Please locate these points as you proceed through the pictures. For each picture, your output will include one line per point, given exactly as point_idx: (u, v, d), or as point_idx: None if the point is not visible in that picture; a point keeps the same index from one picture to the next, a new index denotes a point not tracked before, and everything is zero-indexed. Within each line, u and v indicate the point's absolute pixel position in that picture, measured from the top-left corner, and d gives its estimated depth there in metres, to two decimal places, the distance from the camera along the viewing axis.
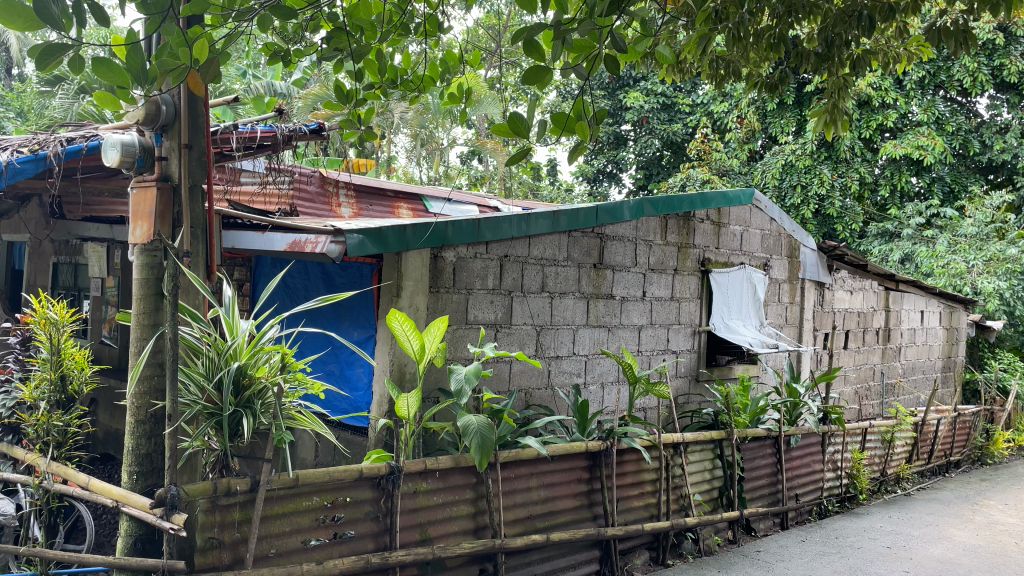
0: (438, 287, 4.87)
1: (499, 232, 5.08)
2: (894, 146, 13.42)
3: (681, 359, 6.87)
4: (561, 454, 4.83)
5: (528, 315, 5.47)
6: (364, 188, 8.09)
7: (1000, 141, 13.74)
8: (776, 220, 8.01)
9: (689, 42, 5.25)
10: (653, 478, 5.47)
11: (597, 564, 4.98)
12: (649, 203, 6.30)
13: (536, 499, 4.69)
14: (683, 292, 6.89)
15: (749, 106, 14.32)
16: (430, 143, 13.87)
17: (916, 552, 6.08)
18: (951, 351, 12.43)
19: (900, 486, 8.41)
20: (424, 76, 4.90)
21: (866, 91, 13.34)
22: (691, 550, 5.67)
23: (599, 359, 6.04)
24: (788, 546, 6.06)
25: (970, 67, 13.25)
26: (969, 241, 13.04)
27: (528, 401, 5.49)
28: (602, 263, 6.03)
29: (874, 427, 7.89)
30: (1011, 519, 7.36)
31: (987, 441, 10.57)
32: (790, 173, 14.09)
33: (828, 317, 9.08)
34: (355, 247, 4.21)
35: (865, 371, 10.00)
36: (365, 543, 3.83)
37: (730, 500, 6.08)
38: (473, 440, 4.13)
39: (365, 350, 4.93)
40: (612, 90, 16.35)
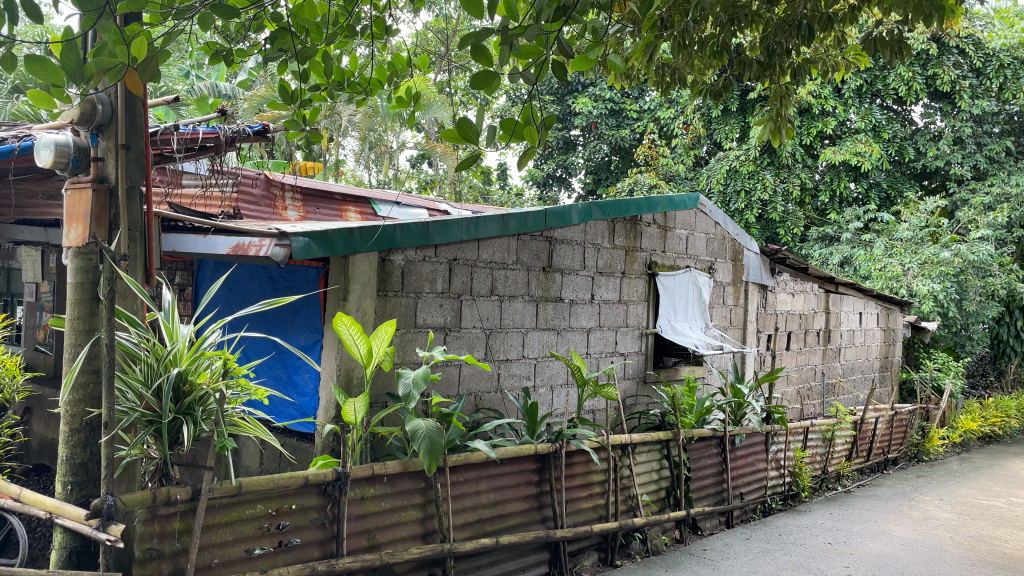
0: (386, 291, 4.84)
1: (447, 235, 5.07)
2: (833, 152, 13.82)
3: (629, 361, 6.95)
4: (510, 457, 4.84)
5: (477, 319, 5.47)
6: (310, 191, 7.99)
7: (932, 149, 14.27)
8: (720, 224, 8.16)
9: (636, 48, 5.32)
10: (601, 480, 5.51)
11: (546, 566, 5.00)
12: (597, 207, 6.35)
13: (485, 503, 4.67)
14: (630, 295, 6.97)
15: (695, 112, 14.61)
16: (378, 146, 13.80)
17: (856, 548, 6.24)
18: (887, 351, 12.75)
19: (840, 483, 8.64)
20: (371, 78, 4.84)
21: (807, 99, 13.76)
22: (639, 551, 5.74)
23: (548, 361, 6.07)
24: (733, 544, 6.16)
25: (904, 77, 13.76)
26: (904, 244, 13.45)
27: (478, 405, 5.49)
28: (551, 266, 6.06)
29: (815, 426, 8.09)
30: (946, 513, 7.62)
31: (923, 438, 10.92)
32: (735, 178, 14.40)
33: (771, 318, 9.29)
34: (300, 251, 4.16)
35: (807, 372, 10.25)
36: (310, 551, 3.76)
37: (677, 500, 6.16)
38: (422, 444, 4.10)
39: (311, 355, 4.86)
40: (560, 95, 16.51)
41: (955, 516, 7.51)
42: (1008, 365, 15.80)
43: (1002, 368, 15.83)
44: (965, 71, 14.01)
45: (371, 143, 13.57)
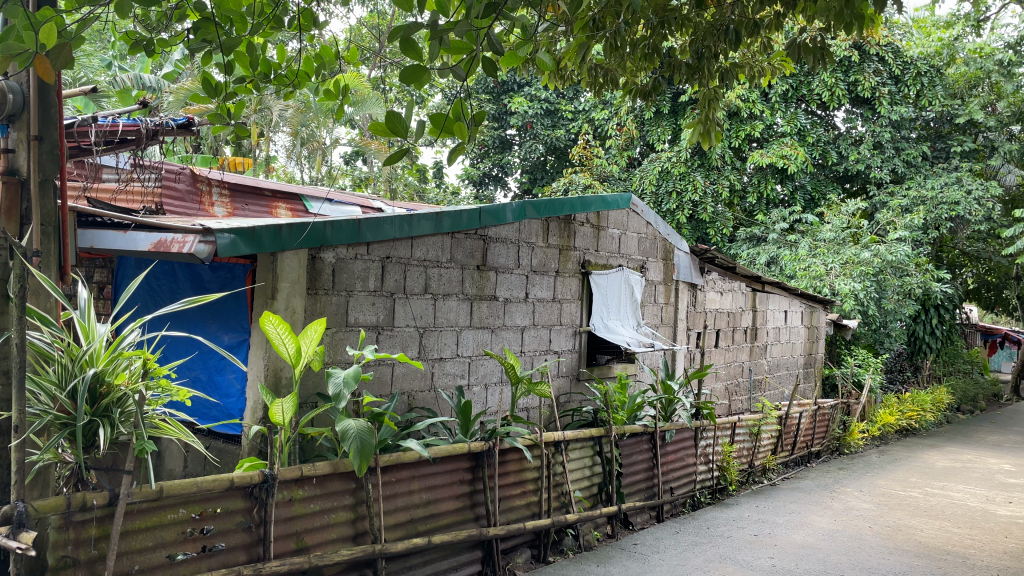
0: (316, 288, 4.76)
1: (380, 232, 5.02)
2: (761, 155, 14.20)
3: (563, 359, 7.00)
4: (443, 456, 4.82)
5: (410, 317, 5.42)
6: (238, 186, 7.79)
7: (853, 153, 14.82)
8: (651, 223, 8.28)
9: (569, 48, 5.36)
10: (534, 477, 5.54)
11: (479, 565, 4.99)
12: (531, 206, 6.38)
13: (417, 503, 4.64)
14: (564, 294, 7.03)
15: (628, 114, 14.84)
16: (310, 142, 13.58)
17: (780, 539, 6.44)
18: (811, 348, 13.15)
19: (766, 477, 8.88)
20: (299, 70, 4.80)
21: (735, 103, 14.14)
22: (572, 546, 5.78)
23: (482, 360, 6.07)
24: (663, 538, 6.28)
25: (827, 83, 14.31)
26: (827, 245, 13.92)
27: (411, 404, 5.46)
28: (485, 264, 6.05)
29: (742, 421, 8.31)
30: (865, 504, 7.92)
31: (844, 432, 11.34)
32: (666, 180, 14.68)
33: (700, 317, 9.49)
34: (226, 248, 4.05)
35: (734, 369, 10.51)
36: (236, 555, 3.68)
37: (609, 496, 6.24)
38: (352, 444, 4.05)
39: (237, 355, 4.73)
40: (496, 95, 16.55)
41: (873, 507, 7.82)
42: (923, 361, 16.52)
43: (917, 364, 16.54)
44: (885, 78, 14.61)
45: (303, 138, 13.34)
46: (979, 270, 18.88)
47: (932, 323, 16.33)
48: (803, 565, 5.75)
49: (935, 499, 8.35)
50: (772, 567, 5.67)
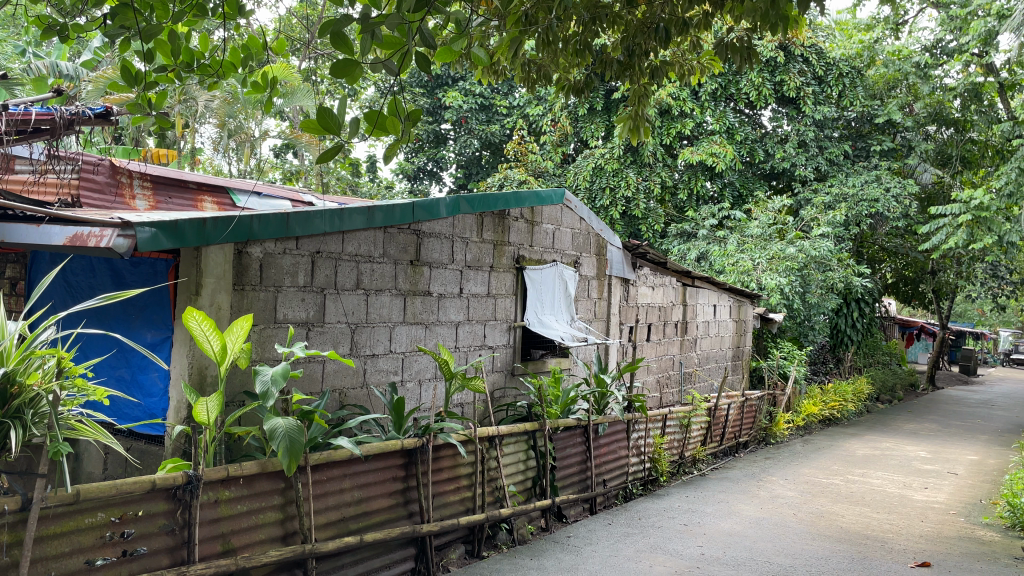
0: (243, 284, 4.64)
1: (310, 227, 4.92)
2: (691, 152, 14.48)
3: (497, 354, 7.01)
4: (375, 454, 4.75)
5: (341, 313, 5.34)
6: (162, 178, 7.53)
7: (779, 151, 15.27)
8: (585, 219, 8.36)
9: (502, 43, 5.38)
10: (468, 473, 5.52)
11: (412, 562, 4.96)
12: (465, 201, 6.35)
13: (349, 501, 4.57)
14: (499, 289, 7.03)
15: (562, 110, 14.97)
16: (238, 134, 13.25)
17: (709, 528, 6.59)
18: (739, 341, 13.43)
19: (696, 467, 9.09)
20: (224, 61, 4.62)
21: (666, 101, 14.42)
22: (506, 541, 5.80)
23: (416, 356, 6.03)
24: (596, 530, 6.35)
25: (755, 82, 14.73)
26: (754, 240, 14.29)
27: (342, 401, 5.38)
28: (419, 259, 6.00)
29: (673, 413, 8.47)
30: (790, 492, 8.18)
31: (770, 423, 11.69)
32: (600, 176, 14.85)
33: (632, 311, 9.64)
34: (147, 242, 3.91)
35: (665, 362, 10.72)
36: (158, 559, 3.56)
37: (543, 489, 6.27)
38: (281, 443, 3.96)
39: (159, 353, 4.57)
40: (430, 88, 16.46)
41: (797, 494, 8.08)
42: (845, 352, 17.12)
43: (839, 355, 17.15)
44: (809, 78, 15.12)
45: (231, 130, 13.03)
46: (897, 264, 19.68)
47: (853, 316, 16.95)
48: (730, 552, 5.90)
49: (855, 485, 8.68)
50: (701, 555, 5.80)
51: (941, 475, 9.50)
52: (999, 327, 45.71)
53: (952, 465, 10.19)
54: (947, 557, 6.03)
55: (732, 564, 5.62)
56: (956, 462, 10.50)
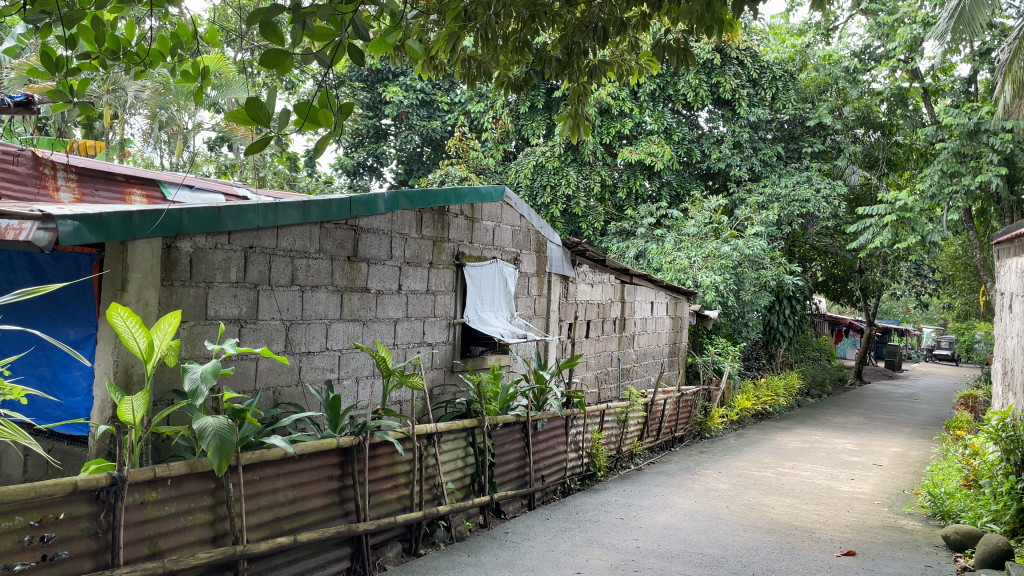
0: (172, 280, 4.52)
1: (243, 221, 4.81)
2: (630, 151, 14.68)
3: (436, 351, 6.98)
4: (309, 453, 4.67)
5: (275, 310, 5.24)
6: (88, 171, 7.25)
7: (715, 151, 15.59)
8: (525, 216, 8.37)
9: (440, 38, 5.33)
10: (406, 470, 5.48)
11: (348, 561, 4.90)
12: (404, 196, 6.29)
13: (282, 500, 4.49)
14: (438, 286, 6.99)
15: (503, 107, 15.01)
16: (170, 126, 12.91)
17: (644, 521, 6.70)
18: (676, 337, 13.64)
19: (633, 462, 9.22)
20: (150, 49, 4.50)
21: (607, 100, 14.58)
22: (443, 538, 5.79)
23: (353, 353, 5.96)
24: (534, 526, 6.39)
25: (692, 84, 15.02)
26: (691, 239, 14.54)
27: (276, 399, 5.29)
28: (356, 255, 5.93)
29: (610, 408, 8.58)
30: (723, 485, 8.37)
31: (704, 417, 11.95)
32: (541, 174, 14.94)
33: (571, 308, 9.71)
34: (69, 236, 3.78)
35: (604, 358, 10.84)
36: (81, 563, 3.44)
37: (482, 486, 6.27)
38: (211, 443, 3.87)
39: (82, 351, 4.41)
40: (370, 83, 16.30)
41: (730, 487, 8.28)
42: (777, 349, 17.58)
43: (772, 351, 17.59)
44: (744, 81, 15.48)
45: (162, 122, 12.69)
46: (827, 263, 20.31)
47: (785, 313, 17.42)
48: (665, 545, 6.00)
49: (786, 478, 8.93)
50: (637, 548, 5.89)
51: (867, 467, 9.84)
52: (923, 324, 47.61)
53: (877, 457, 10.57)
54: (871, 546, 6.25)
55: (666, 556, 5.72)
56: (880, 454, 10.89)
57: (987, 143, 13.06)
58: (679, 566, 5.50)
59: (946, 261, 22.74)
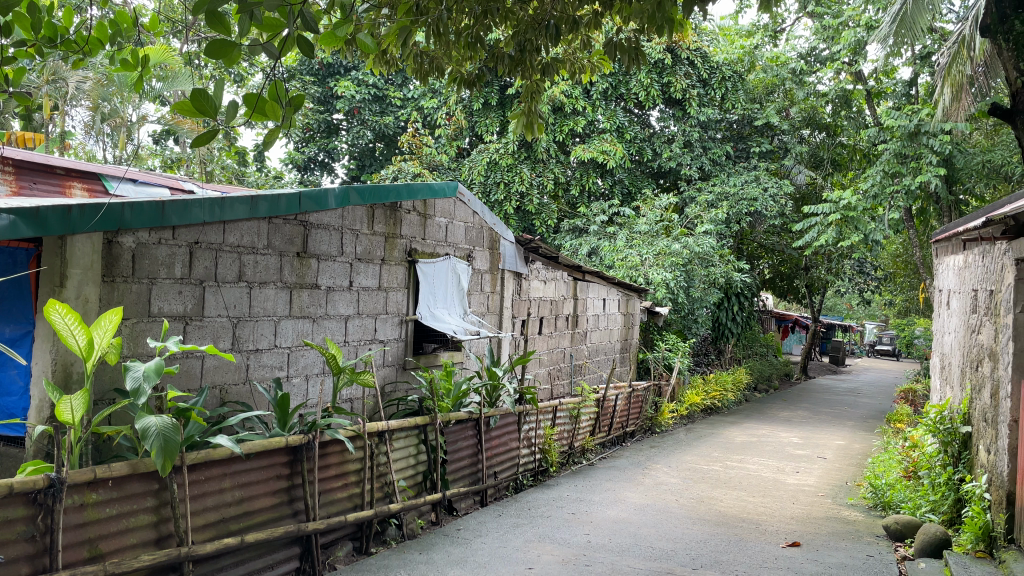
0: (113, 276, 4.40)
1: (188, 216, 4.71)
2: (583, 149, 14.79)
3: (388, 348, 6.93)
4: (257, 452, 4.59)
5: (222, 307, 5.14)
6: (25, 163, 6.96)
7: (666, 150, 15.79)
8: (478, 213, 8.36)
9: (392, 33, 5.28)
10: (357, 469, 5.42)
11: (297, 561, 4.84)
12: (355, 192, 6.22)
13: (229, 501, 4.41)
14: (390, 283, 6.93)
15: (457, 104, 14.98)
16: (113, 118, 12.56)
17: (595, 516, 6.75)
18: (627, 334, 13.77)
19: (585, 457, 9.29)
20: (89, 37, 4.37)
21: (560, 98, 14.66)
22: (394, 536, 5.76)
23: (303, 351, 5.88)
24: (486, 522, 6.39)
25: (644, 83, 15.19)
26: (642, 237, 14.68)
27: (223, 398, 5.19)
28: (306, 251, 5.84)
29: (563, 404, 8.63)
30: (673, 479, 8.49)
31: (655, 413, 12.11)
32: (494, 171, 14.97)
33: (524, 305, 9.73)
34: (5, 231, 3.65)
35: (556, 354, 10.89)
36: (17, 568, 3.33)
37: (434, 483, 6.25)
38: (154, 443, 3.78)
39: (18, 350, 4.27)
40: (321, 77, 16.10)
41: (680, 481, 8.40)
42: (726, 344, 17.86)
43: (721, 347, 17.87)
44: (694, 81, 15.71)
45: (104, 114, 12.36)
46: (774, 261, 20.72)
47: (733, 310, 17.74)
48: (615, 539, 6.05)
49: (734, 471, 9.10)
50: (587, 543, 5.93)
51: (811, 460, 10.08)
52: (866, 320, 48.93)
53: (822, 450, 10.84)
54: (815, 537, 6.40)
55: (617, 550, 5.78)
56: (824, 447, 11.16)
57: (928, 145, 13.47)
58: (629, 560, 5.56)
59: (888, 259, 23.41)
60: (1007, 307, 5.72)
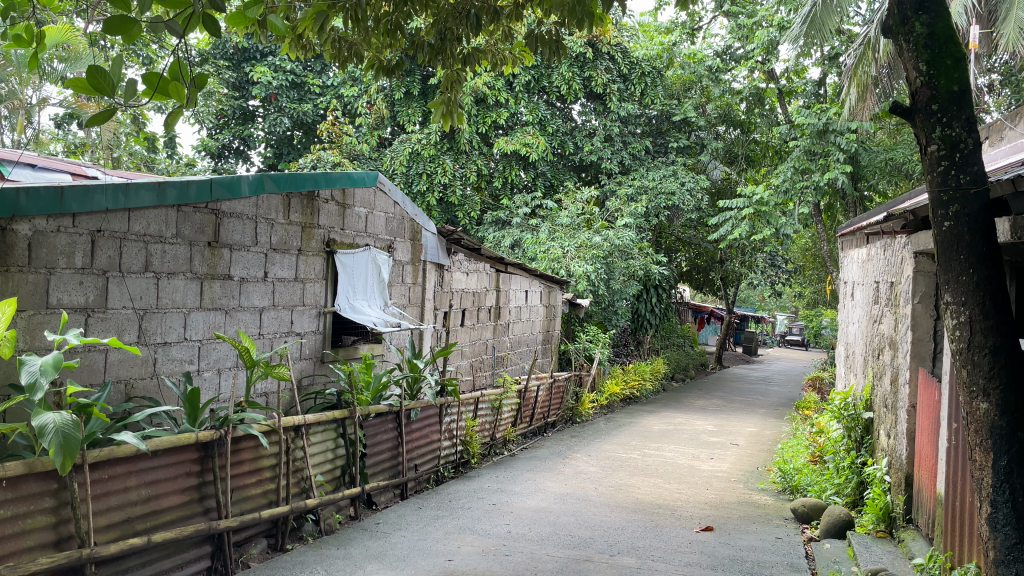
0: (8, 265, 4.16)
1: (89, 203, 4.50)
2: (505, 141, 14.81)
3: (305, 341, 6.78)
4: (164, 449, 4.42)
5: (127, 298, 4.92)
6: None
7: (587, 144, 15.96)
8: (399, 203, 8.25)
9: (308, 17, 5.12)
10: (272, 464, 5.29)
11: (209, 560, 4.69)
12: (269, 179, 6.05)
13: (135, 500, 4.23)
14: (307, 273, 6.78)
15: (378, 93, 14.79)
16: (11, 100, 11.85)
17: (516, 506, 6.79)
18: (549, 325, 13.90)
19: (506, 448, 9.32)
20: None
21: (482, 90, 14.62)
22: (311, 532, 5.65)
23: (214, 344, 5.69)
24: (405, 515, 6.34)
25: (565, 77, 15.27)
26: (564, 229, 14.73)
27: (129, 393, 4.97)
28: (217, 241, 5.64)
29: (484, 396, 8.64)
30: (592, 467, 8.62)
31: (576, 403, 12.27)
32: (416, 161, 14.83)
33: (446, 296, 9.67)
34: None
35: (478, 346, 10.88)
36: None
37: (352, 478, 6.14)
38: (52, 440, 3.59)
39: None
40: (236, 62, 15.67)
41: (599, 469, 8.53)
42: (645, 335, 18.20)
43: (640, 338, 18.18)
44: (615, 76, 15.91)
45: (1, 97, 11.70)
46: (690, 255, 21.24)
47: (652, 301, 18.10)
48: (535, 528, 6.10)
49: (651, 459, 9.30)
50: (507, 533, 5.95)
51: (725, 446, 10.39)
52: (776, 311, 50.90)
53: (734, 437, 11.19)
54: (727, 521, 6.60)
55: (536, 539, 5.83)
56: (737, 434, 11.52)
57: (835, 143, 14.04)
58: (548, 549, 5.61)
59: (798, 252, 24.35)
60: (906, 298, 6.00)
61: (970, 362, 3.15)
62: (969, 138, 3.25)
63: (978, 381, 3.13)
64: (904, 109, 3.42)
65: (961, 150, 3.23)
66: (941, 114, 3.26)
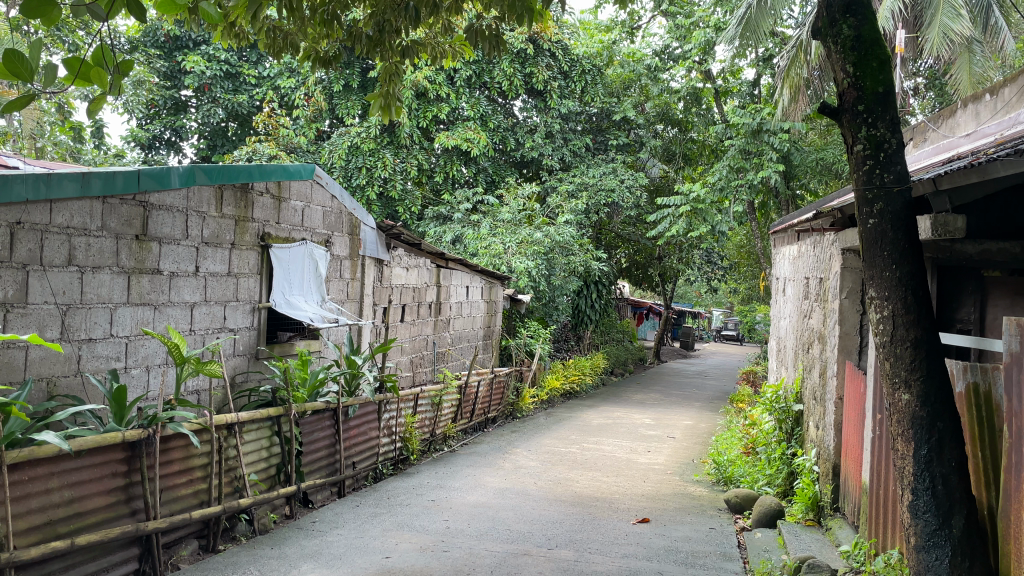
0: None
1: (8, 193, 4.29)
2: (446, 136, 14.74)
3: (238, 337, 6.63)
4: (89, 449, 4.26)
5: (48, 293, 4.73)
6: None
7: (529, 140, 16.00)
8: (336, 197, 8.14)
9: (240, 6, 4.98)
10: (203, 464, 5.15)
11: (136, 563, 4.55)
12: (201, 170, 5.85)
13: (56, 502, 4.07)
14: (240, 268, 6.63)
15: (316, 85, 14.59)
16: None
17: (455, 501, 6.77)
18: (490, 321, 13.91)
19: (446, 443, 9.29)
20: None
21: (422, 83, 14.53)
22: (244, 532, 5.54)
23: (142, 340, 5.52)
24: (342, 513, 6.27)
25: (506, 72, 15.26)
26: (505, 225, 14.70)
27: (50, 392, 4.78)
28: (145, 234, 5.46)
29: (424, 392, 8.59)
30: (532, 462, 8.66)
31: (516, 398, 12.31)
32: (356, 155, 14.72)
33: (385, 292, 9.57)
34: None
35: (418, 342, 10.81)
36: None
37: (288, 476, 6.04)
38: None
39: None
40: (167, 50, 15.19)
41: (538, 464, 8.58)
42: (585, 331, 18.35)
43: (580, 333, 18.34)
44: (555, 73, 15.95)
45: None
46: (630, 250, 21.49)
47: (591, 297, 18.29)
48: (474, 524, 6.09)
49: (590, 452, 9.40)
50: (446, 529, 5.93)
51: (661, 439, 10.56)
52: (713, 307, 51.97)
53: (671, 430, 11.39)
54: (663, 513, 6.71)
55: (474, 534, 5.82)
56: (673, 427, 11.73)
57: (768, 142, 14.41)
58: (487, 544, 5.61)
59: (733, 249, 24.91)
60: (835, 293, 6.18)
61: (893, 355, 3.27)
62: (893, 138, 3.37)
63: (900, 372, 3.25)
64: (833, 109, 3.51)
65: (885, 150, 3.34)
66: (866, 114, 3.37)
